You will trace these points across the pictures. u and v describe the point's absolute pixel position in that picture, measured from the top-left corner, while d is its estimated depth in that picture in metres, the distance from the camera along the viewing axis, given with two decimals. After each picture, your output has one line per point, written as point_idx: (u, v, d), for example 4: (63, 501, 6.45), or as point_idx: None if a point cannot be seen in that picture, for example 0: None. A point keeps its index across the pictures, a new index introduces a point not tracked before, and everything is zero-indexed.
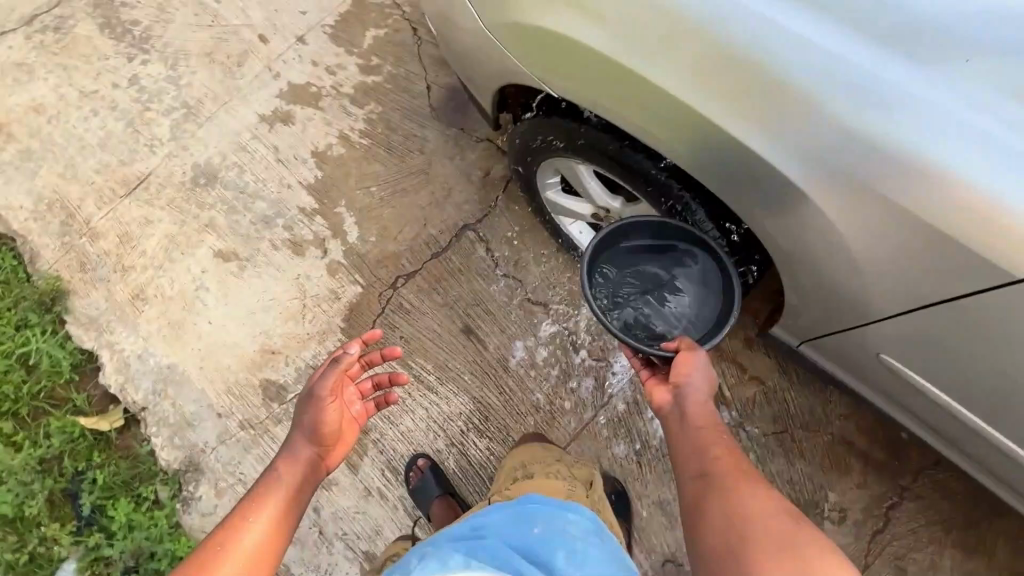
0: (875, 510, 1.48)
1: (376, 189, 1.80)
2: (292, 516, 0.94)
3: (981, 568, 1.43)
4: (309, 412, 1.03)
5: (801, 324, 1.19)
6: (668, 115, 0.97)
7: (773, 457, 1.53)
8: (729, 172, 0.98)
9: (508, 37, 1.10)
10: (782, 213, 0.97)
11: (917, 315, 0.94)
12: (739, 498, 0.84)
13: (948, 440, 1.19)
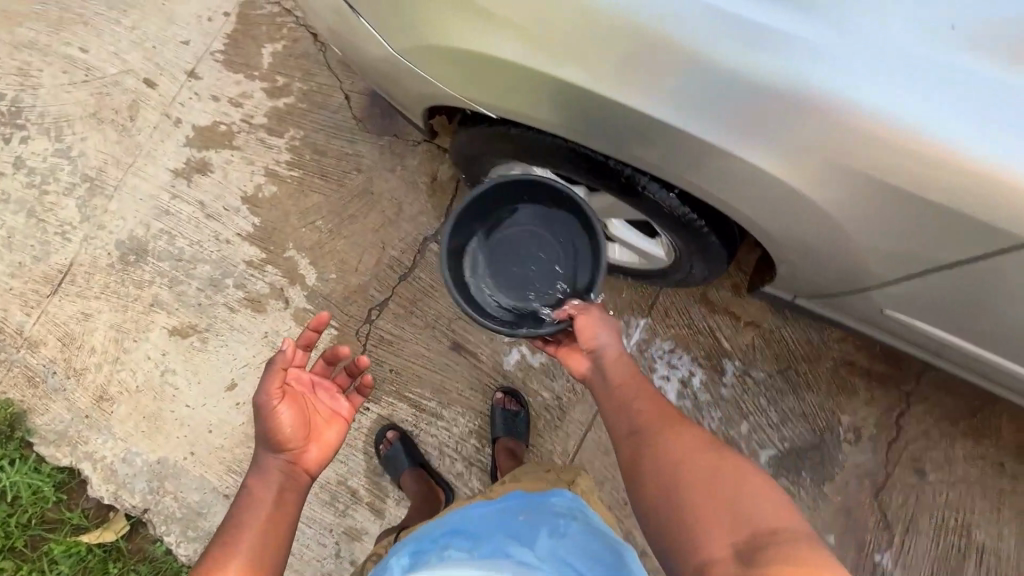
0: (887, 421, 1.52)
1: (322, 222, 1.67)
2: (272, 530, 0.85)
3: (991, 448, 1.50)
4: (258, 423, 0.91)
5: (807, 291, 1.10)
6: (620, 125, 0.86)
7: (782, 396, 1.54)
8: (701, 174, 0.87)
9: (423, 59, 0.95)
10: (765, 206, 0.87)
11: (935, 282, 0.88)
12: (670, 443, 0.82)
13: (974, 369, 1.14)
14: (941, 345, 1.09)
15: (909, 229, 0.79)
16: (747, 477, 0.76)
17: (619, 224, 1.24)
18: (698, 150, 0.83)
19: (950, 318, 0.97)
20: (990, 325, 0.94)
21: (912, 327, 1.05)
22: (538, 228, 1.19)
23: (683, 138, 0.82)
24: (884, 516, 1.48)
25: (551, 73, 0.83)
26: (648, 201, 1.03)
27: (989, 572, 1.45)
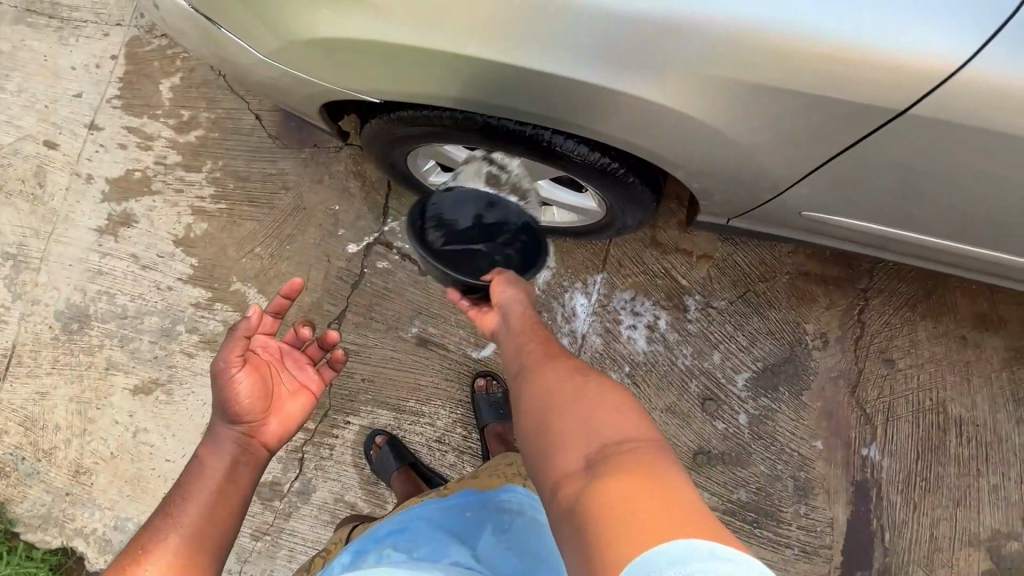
0: (849, 321, 1.55)
1: (262, 247, 1.62)
2: (221, 499, 0.85)
3: (951, 324, 1.55)
4: (216, 392, 0.89)
5: (741, 211, 1.11)
6: (538, 91, 0.85)
7: (747, 319, 1.56)
8: (624, 121, 0.88)
9: (321, 66, 0.92)
10: (694, 139, 0.89)
11: (858, 171, 0.90)
12: (541, 375, 0.84)
13: (924, 257, 1.17)
14: (877, 238, 1.11)
15: (803, 125, 0.83)
16: (608, 404, 0.76)
17: (545, 182, 1.22)
18: (601, 99, 0.84)
19: (872, 204, 0.99)
20: (909, 201, 0.96)
21: (842, 223, 1.07)
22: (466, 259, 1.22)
23: (583, 90, 0.83)
24: (863, 411, 1.52)
25: (441, 51, 0.83)
26: (560, 156, 1.01)
27: (970, 441, 1.51)
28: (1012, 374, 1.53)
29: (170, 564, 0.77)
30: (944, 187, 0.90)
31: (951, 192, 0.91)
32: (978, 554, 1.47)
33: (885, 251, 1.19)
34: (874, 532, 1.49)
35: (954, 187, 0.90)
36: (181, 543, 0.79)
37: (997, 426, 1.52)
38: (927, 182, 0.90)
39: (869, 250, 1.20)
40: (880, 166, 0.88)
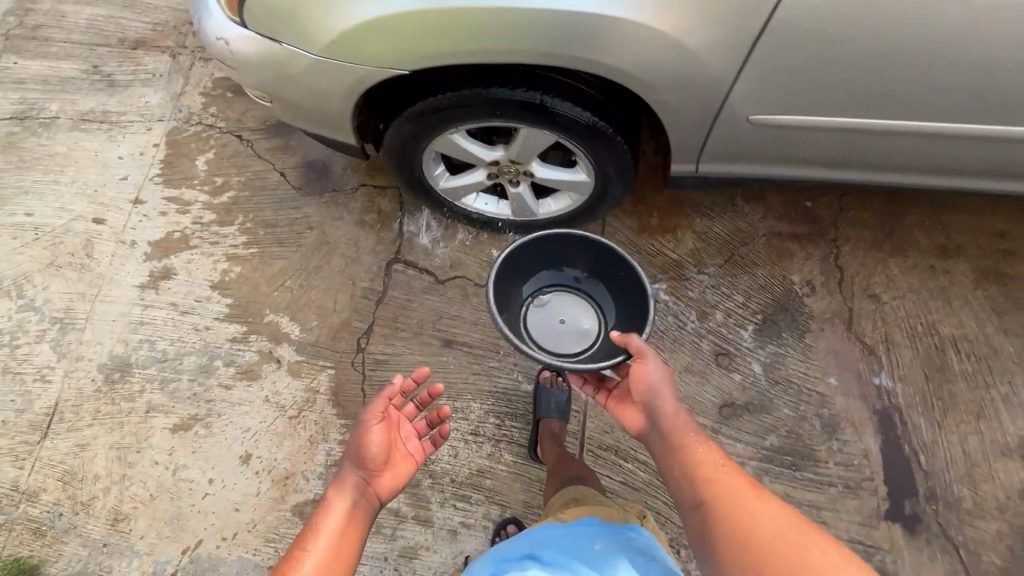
0: (829, 266, 1.73)
1: (291, 280, 1.78)
2: (344, 540, 0.92)
3: (918, 257, 1.72)
4: (352, 441, 1.02)
5: (716, 144, 1.26)
6: (546, 31, 1.02)
7: (737, 279, 1.73)
8: (622, 50, 1.04)
9: (358, 46, 1.08)
10: (681, 59, 1.06)
11: (820, 65, 1.07)
12: (746, 513, 0.84)
13: (895, 163, 1.32)
14: (845, 146, 1.26)
15: (760, 31, 1.02)
16: (830, 561, 0.74)
17: (539, 165, 1.45)
18: (602, 25, 1.01)
19: (833, 108, 1.16)
20: (868, 91, 1.11)
21: (812, 131, 1.22)
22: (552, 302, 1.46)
23: (585, 20, 1.01)
24: (865, 344, 1.64)
25: (461, 8, 1.01)
26: (550, 113, 1.24)
27: (970, 357, 1.61)
28: (988, 292, 1.68)
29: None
30: (890, 72, 1.07)
31: (904, 72, 1.07)
32: (1012, 462, 1.51)
33: (860, 166, 1.34)
34: (909, 458, 1.52)
35: (903, 65, 1.06)
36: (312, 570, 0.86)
37: (992, 340, 1.63)
38: (874, 66, 1.06)
39: (847, 168, 1.35)
40: (828, 60, 1.06)
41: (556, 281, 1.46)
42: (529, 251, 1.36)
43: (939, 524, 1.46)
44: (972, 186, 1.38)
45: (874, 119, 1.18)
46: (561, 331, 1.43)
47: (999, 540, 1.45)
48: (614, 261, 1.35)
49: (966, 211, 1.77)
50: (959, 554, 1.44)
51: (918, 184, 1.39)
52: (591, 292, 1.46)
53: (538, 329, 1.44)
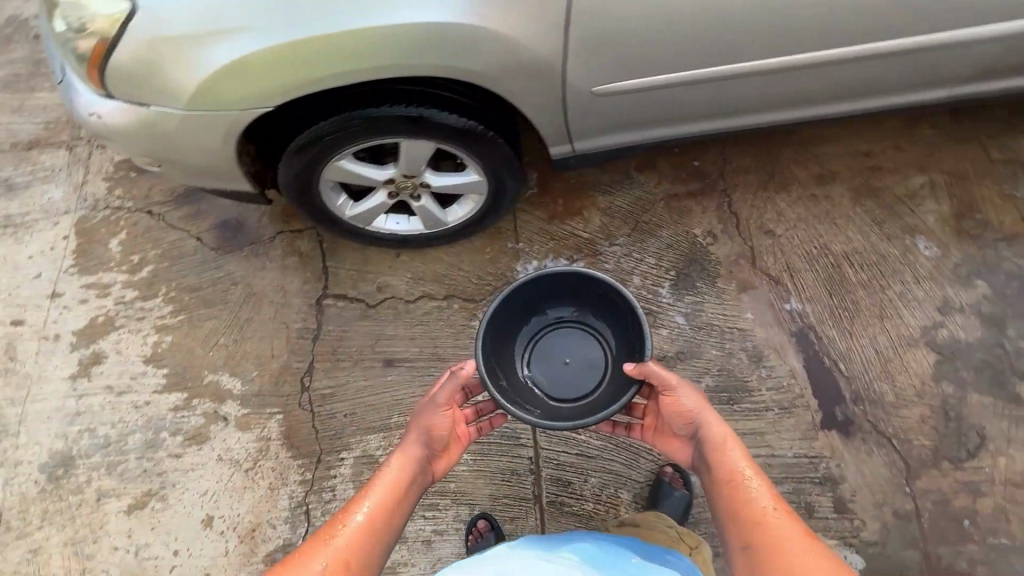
0: (725, 214, 1.87)
1: (225, 337, 1.80)
2: (401, 499, 1.13)
3: (800, 189, 1.88)
4: (422, 417, 1.23)
5: (581, 121, 1.37)
6: (388, 47, 1.12)
7: (647, 244, 1.85)
8: (461, 50, 1.14)
9: (220, 94, 1.15)
10: (516, 51, 1.17)
11: (644, 32, 1.18)
12: (796, 554, 0.95)
13: (745, 106, 1.45)
14: (696, 99, 1.38)
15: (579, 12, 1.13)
16: None
17: (433, 175, 1.54)
18: (435, 32, 1.11)
19: (674, 69, 1.28)
20: (693, 47, 1.23)
21: (661, 92, 1.33)
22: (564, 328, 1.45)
23: (419, 30, 1.11)
24: (770, 276, 1.77)
25: (304, 40, 1.09)
26: (423, 121, 1.34)
27: (863, 266, 1.76)
28: (865, 206, 1.85)
29: (364, 525, 1.06)
30: (705, 25, 1.19)
31: (716, 25, 1.20)
32: (920, 351, 1.65)
33: (716, 114, 1.47)
34: (831, 368, 1.64)
35: (713, 18, 1.18)
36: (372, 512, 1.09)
37: (878, 248, 1.79)
38: (693, 24, 1.18)
39: (706, 119, 1.48)
40: (651, 24, 1.17)
41: (545, 325, 1.45)
42: (513, 312, 1.34)
43: (869, 422, 1.58)
44: (817, 114, 1.53)
45: (715, 70, 1.30)
46: (571, 372, 1.44)
47: (924, 423, 1.57)
48: (588, 283, 1.30)
49: (833, 140, 1.94)
50: (892, 444, 1.55)
51: (772, 120, 1.53)
52: (579, 320, 1.44)
53: (549, 381, 1.44)
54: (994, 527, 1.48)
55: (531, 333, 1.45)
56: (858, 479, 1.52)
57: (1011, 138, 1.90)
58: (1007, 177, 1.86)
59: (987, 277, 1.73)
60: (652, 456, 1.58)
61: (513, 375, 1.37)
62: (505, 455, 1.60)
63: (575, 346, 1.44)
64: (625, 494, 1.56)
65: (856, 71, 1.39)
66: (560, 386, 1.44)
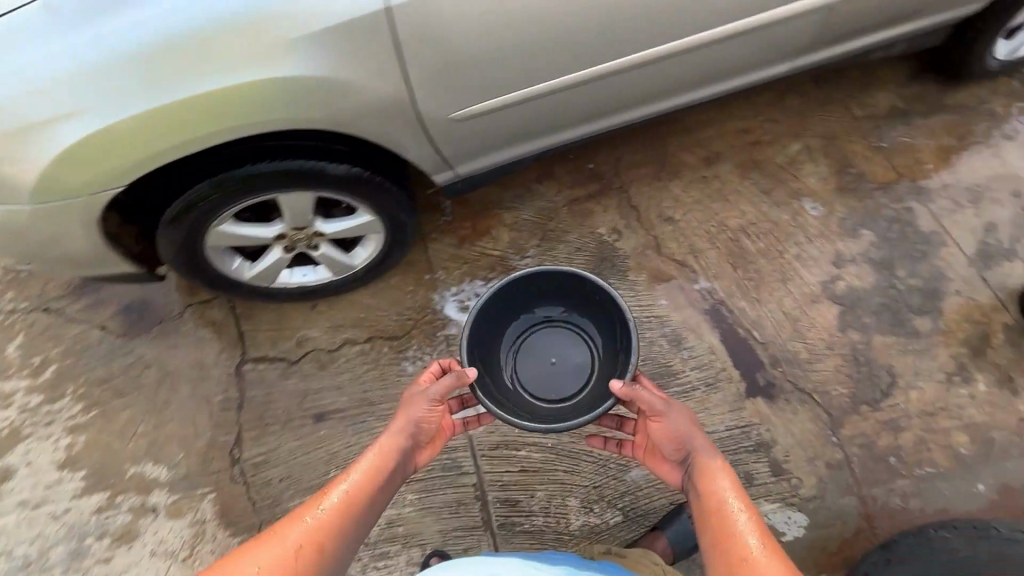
0: (626, 209, 1.94)
1: (143, 425, 1.72)
2: (383, 487, 1.13)
3: (691, 173, 1.98)
4: (410, 407, 1.23)
5: (456, 147, 1.40)
6: (233, 110, 1.12)
7: (556, 251, 1.89)
8: (309, 102, 1.16)
9: (68, 180, 1.14)
10: (365, 96, 1.18)
11: (491, 56, 1.21)
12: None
13: (614, 108, 1.52)
14: (565, 108, 1.44)
15: (420, 47, 1.15)
16: None
17: (323, 223, 1.53)
18: (279, 88, 1.12)
19: (530, 83, 1.32)
20: (543, 63, 1.28)
21: (528, 106, 1.38)
22: (552, 328, 1.52)
23: (262, 88, 1.11)
24: (677, 260, 1.83)
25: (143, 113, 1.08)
26: (296, 173, 1.34)
27: (759, 235, 1.85)
28: (752, 179, 1.95)
29: (342, 510, 1.06)
30: (549, 41, 1.24)
31: (560, 40, 1.24)
32: (823, 305, 1.73)
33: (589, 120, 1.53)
34: (745, 337, 1.70)
35: (555, 33, 1.22)
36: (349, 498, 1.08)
37: (770, 216, 1.88)
38: (537, 41, 1.23)
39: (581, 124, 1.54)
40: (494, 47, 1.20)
41: (535, 323, 1.52)
42: (499, 311, 1.41)
43: (789, 382, 1.64)
44: (684, 104, 1.61)
45: (569, 78, 1.34)
46: (556, 371, 1.52)
47: (838, 373, 1.64)
48: (577, 286, 1.39)
49: (713, 123, 2.05)
50: (813, 399, 1.62)
51: (644, 116, 1.60)
52: (568, 320, 1.51)
53: (531, 379, 1.52)
54: (918, 459, 1.55)
55: (519, 332, 1.52)
56: (788, 438, 1.58)
57: (868, 96, 2.05)
58: (872, 131, 2.00)
59: (871, 225, 1.85)
60: (593, 457, 1.59)
61: (495, 372, 1.45)
62: (448, 487, 1.58)
63: (561, 348, 1.53)
64: (573, 501, 1.55)
65: (707, 58, 1.47)
66: (541, 382, 1.52)
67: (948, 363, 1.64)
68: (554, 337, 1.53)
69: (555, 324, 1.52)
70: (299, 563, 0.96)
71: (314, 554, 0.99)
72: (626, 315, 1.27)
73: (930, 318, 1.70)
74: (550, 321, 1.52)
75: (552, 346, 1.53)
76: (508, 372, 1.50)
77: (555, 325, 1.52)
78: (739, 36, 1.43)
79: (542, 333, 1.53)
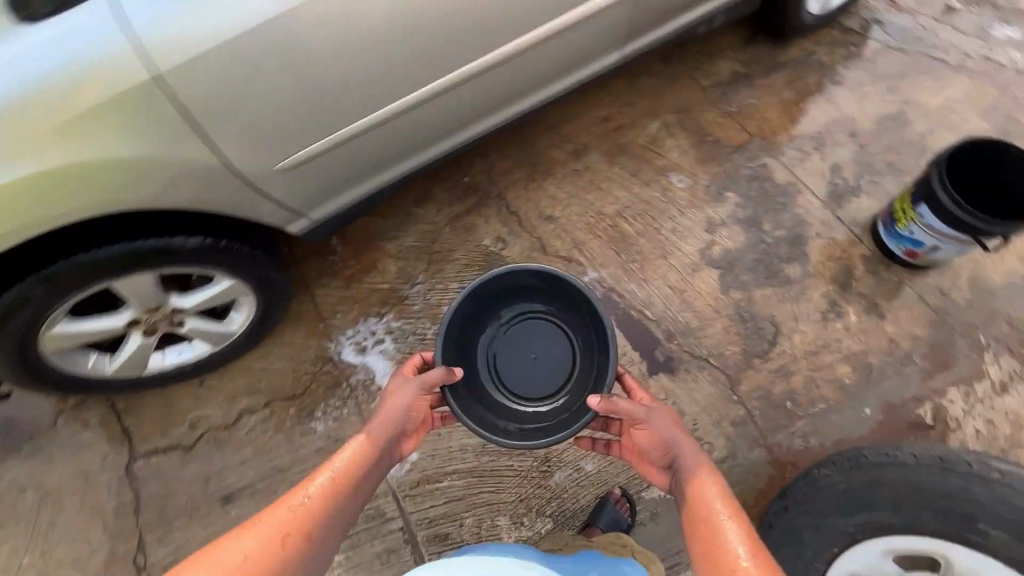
0: (507, 216, 1.94)
1: (30, 555, 1.57)
2: (369, 471, 1.10)
3: (563, 169, 2.01)
4: (399, 395, 1.18)
5: (300, 196, 1.40)
6: (24, 214, 1.05)
7: (446, 272, 1.88)
8: (112, 190, 1.10)
9: None
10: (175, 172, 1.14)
11: (302, 105, 1.21)
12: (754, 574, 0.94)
13: (454, 126, 1.57)
14: (404, 136, 1.47)
15: (220, 112, 1.12)
16: None
17: (179, 298, 1.44)
18: (70, 183, 1.05)
19: (351, 119, 1.31)
20: (363, 100, 1.28)
21: (366, 140, 1.40)
22: (535, 322, 1.40)
23: (49, 187, 1.04)
24: (562, 257, 1.87)
25: None
26: (125, 258, 1.25)
27: (635, 217, 1.91)
28: (620, 164, 2.01)
29: (329, 497, 1.03)
30: (361, 78, 1.23)
31: (372, 75, 1.25)
32: (704, 272, 1.81)
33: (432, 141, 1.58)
34: (639, 318, 1.75)
35: (365, 70, 1.22)
36: (335, 487, 1.05)
37: (642, 197, 1.95)
38: (348, 80, 1.22)
39: (426, 147, 1.59)
40: (293, 94, 1.18)
41: (516, 317, 1.40)
42: (481, 300, 1.31)
43: (685, 352, 1.70)
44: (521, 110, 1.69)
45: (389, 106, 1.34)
46: (533, 367, 1.39)
47: (728, 333, 1.72)
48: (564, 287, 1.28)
49: (576, 115, 2.09)
50: (709, 364, 1.69)
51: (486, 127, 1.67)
52: (551, 315, 1.39)
53: (508, 372, 1.39)
54: (810, 398, 1.65)
55: (506, 320, 1.41)
56: (693, 407, 1.64)
57: (711, 65, 2.16)
58: (720, 97, 2.11)
59: (734, 187, 1.94)
60: (514, 470, 1.58)
61: (468, 356, 1.34)
62: (377, 542, 1.52)
63: (541, 344, 1.40)
64: (503, 519, 1.55)
65: (529, 64, 1.53)
66: (515, 376, 1.39)
67: (821, 302, 1.75)
68: (534, 334, 1.40)
69: (540, 318, 1.40)
70: (282, 552, 0.93)
71: (297, 544, 0.95)
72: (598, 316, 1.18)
73: (799, 263, 1.81)
74: (534, 316, 1.40)
75: (530, 341, 1.40)
76: (485, 362, 1.39)
77: (535, 320, 1.40)
78: (549, 38, 1.48)
79: (522, 327, 1.41)
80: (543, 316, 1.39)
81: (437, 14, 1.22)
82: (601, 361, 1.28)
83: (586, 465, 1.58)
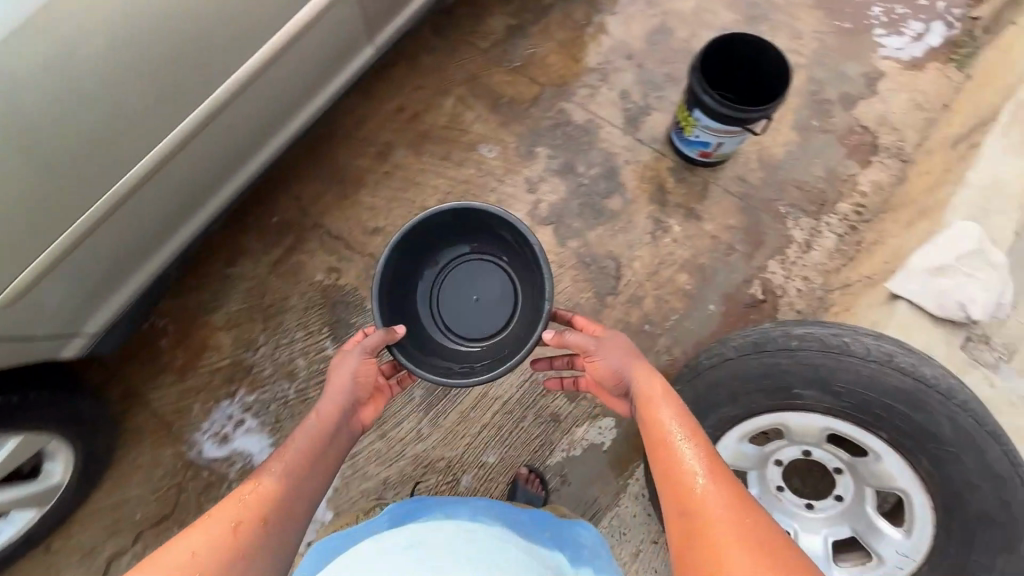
0: (330, 243, 1.82)
1: None
2: (327, 451, 1.02)
3: (372, 174, 1.91)
4: (345, 366, 1.13)
5: (56, 316, 1.27)
6: None
7: (287, 323, 1.74)
8: None
9: None
10: None
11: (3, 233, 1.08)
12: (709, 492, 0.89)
13: (212, 178, 1.48)
14: (155, 208, 1.37)
15: None
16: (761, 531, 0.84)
17: None
18: None
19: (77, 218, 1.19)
20: (78, 198, 1.17)
21: (108, 232, 1.28)
22: (470, 264, 1.36)
23: None
24: None
25: None
26: None
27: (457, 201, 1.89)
28: (428, 152, 1.95)
29: (284, 480, 0.93)
30: (63, 180, 1.12)
31: (75, 170, 1.13)
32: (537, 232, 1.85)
33: (195, 201, 1.48)
34: None
35: (63, 170, 1.11)
36: (287, 473, 0.95)
37: (458, 178, 1.92)
38: (47, 186, 1.10)
39: (191, 210, 1.49)
40: None
41: (450, 262, 1.36)
42: (413, 242, 1.25)
43: None
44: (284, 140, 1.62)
45: (101, 203, 1.22)
46: (478, 309, 1.35)
47: (576, 283, 1.79)
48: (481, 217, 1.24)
49: (367, 115, 1.98)
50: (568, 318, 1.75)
51: (254, 167, 1.59)
52: (485, 254, 1.34)
53: (446, 306, 1.36)
54: (662, 315, 1.77)
55: (442, 267, 1.36)
56: None
57: (483, 25, 2.13)
58: (503, 55, 2.10)
59: (541, 140, 1.97)
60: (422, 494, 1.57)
61: (405, 297, 1.31)
62: None
63: (483, 283, 1.35)
64: None
65: (267, 95, 1.45)
66: (465, 322, 1.35)
67: (647, 224, 1.86)
68: (473, 276, 1.36)
69: (474, 258, 1.35)
70: (234, 547, 0.82)
71: (257, 527, 0.86)
72: (543, 260, 1.14)
73: (619, 194, 1.89)
74: (467, 255, 1.35)
75: (471, 284, 1.36)
76: (425, 294, 1.36)
77: (471, 260, 1.36)
78: (274, 62, 1.38)
79: (461, 271, 1.36)
80: (478, 254, 1.35)
81: (116, 79, 1.09)
82: (536, 278, 1.25)
83: (488, 459, 1.60)
